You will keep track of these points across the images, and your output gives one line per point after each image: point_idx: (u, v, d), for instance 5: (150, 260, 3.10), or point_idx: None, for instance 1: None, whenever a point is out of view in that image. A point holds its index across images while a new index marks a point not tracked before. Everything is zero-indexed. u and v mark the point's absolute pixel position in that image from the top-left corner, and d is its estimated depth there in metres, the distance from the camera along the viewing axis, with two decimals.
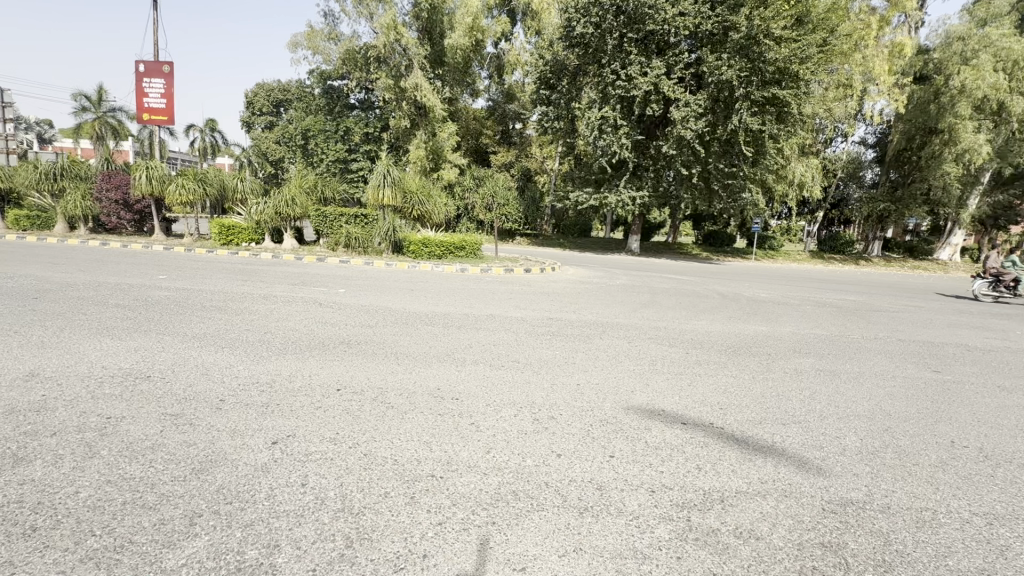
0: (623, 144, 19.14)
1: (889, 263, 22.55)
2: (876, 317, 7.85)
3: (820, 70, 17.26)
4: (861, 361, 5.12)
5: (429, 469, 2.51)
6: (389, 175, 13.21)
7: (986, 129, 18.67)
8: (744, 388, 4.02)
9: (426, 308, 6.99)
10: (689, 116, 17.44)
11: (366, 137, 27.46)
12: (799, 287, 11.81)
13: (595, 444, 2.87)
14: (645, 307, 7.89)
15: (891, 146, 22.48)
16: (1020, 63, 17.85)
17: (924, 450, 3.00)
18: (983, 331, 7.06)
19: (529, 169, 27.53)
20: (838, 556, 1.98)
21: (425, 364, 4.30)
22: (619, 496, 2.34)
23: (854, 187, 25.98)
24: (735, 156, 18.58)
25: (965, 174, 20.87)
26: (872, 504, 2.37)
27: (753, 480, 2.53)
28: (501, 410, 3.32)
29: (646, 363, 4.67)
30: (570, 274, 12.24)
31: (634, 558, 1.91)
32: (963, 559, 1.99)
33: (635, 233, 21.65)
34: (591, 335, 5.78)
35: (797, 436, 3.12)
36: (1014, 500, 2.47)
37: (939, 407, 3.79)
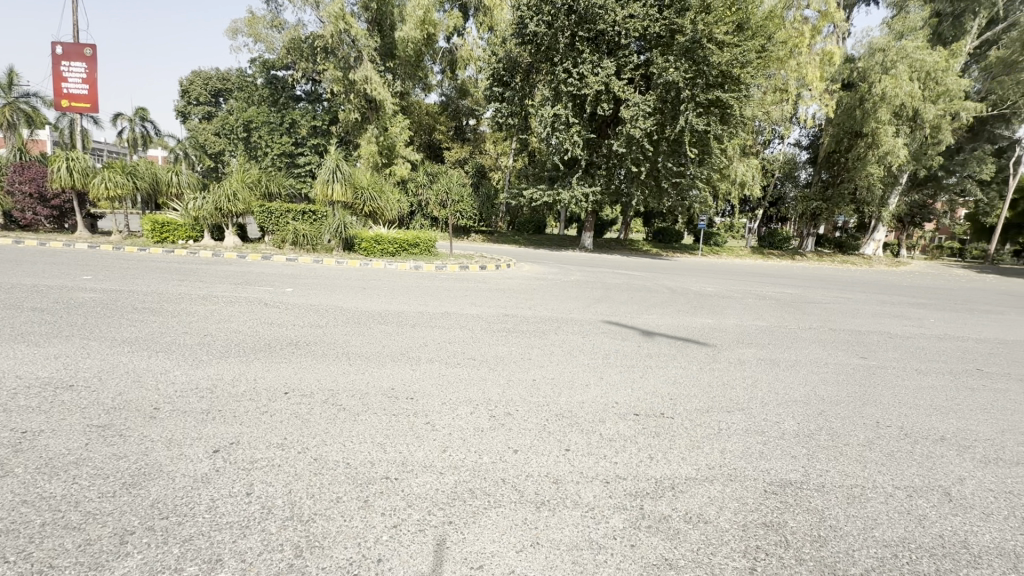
0: (576, 142, 19.39)
1: (821, 258, 24.10)
2: (810, 309, 8.39)
3: (759, 75, 18.13)
4: (798, 349, 5.45)
5: (383, 471, 2.45)
6: (339, 170, 12.83)
7: (904, 133, 20.29)
8: (693, 378, 4.19)
9: (379, 306, 6.82)
10: (638, 115, 17.92)
11: (314, 131, 26.50)
12: (743, 281, 12.41)
13: (550, 438, 2.91)
14: (598, 302, 8.05)
15: (823, 148, 23.94)
16: (932, 75, 19.63)
17: (853, 431, 3.23)
18: (902, 319, 7.71)
19: (483, 166, 27.43)
20: (779, 535, 2.09)
21: (379, 364, 4.19)
22: (575, 488, 2.37)
23: (789, 185, 27.54)
24: (683, 156, 19.27)
25: (887, 176, 22.62)
26: (808, 483, 2.52)
27: (701, 466, 2.64)
28: (457, 408, 3.29)
29: (600, 357, 4.75)
30: (525, 271, 12.31)
31: (589, 549, 1.94)
32: (886, 530, 2.15)
33: (589, 230, 22.05)
34: (546, 331, 5.83)
35: (741, 422, 3.28)
36: (930, 473, 2.70)
37: (866, 391, 4.09)
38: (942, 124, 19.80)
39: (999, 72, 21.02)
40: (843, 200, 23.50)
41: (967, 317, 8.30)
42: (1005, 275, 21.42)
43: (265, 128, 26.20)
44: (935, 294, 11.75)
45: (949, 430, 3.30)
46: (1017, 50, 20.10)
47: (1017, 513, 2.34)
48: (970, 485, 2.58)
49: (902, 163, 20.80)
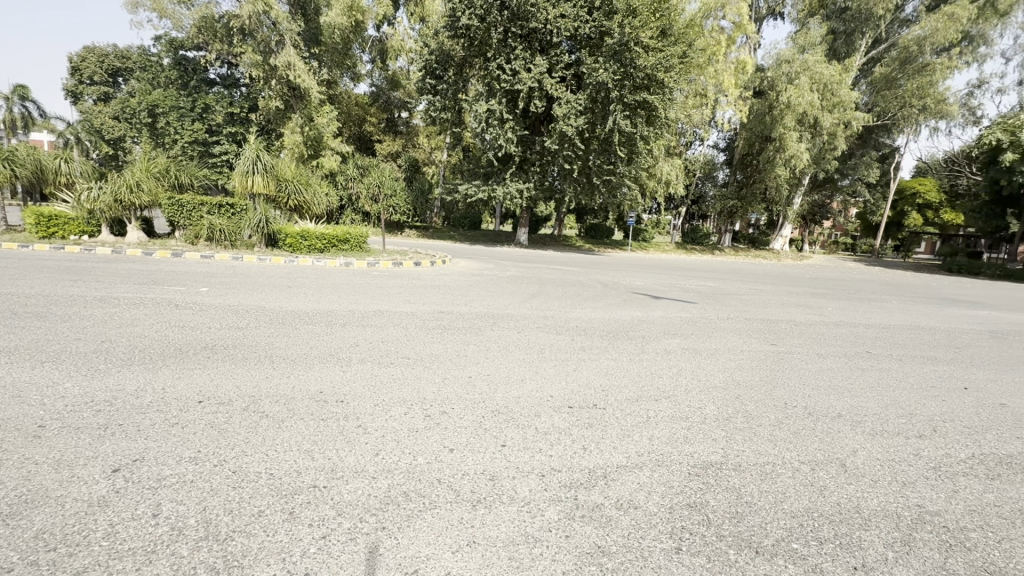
0: (510, 138, 19.52)
1: (736, 253, 26.01)
2: (727, 300, 9.02)
3: (682, 80, 19.08)
4: (717, 338, 5.84)
5: (310, 480, 2.32)
6: (260, 161, 12.08)
7: (806, 139, 22.26)
8: (623, 369, 4.36)
9: (306, 306, 6.48)
10: (571, 113, 18.34)
11: (231, 118, 24.73)
12: (668, 275, 13.09)
13: (487, 435, 2.90)
14: (534, 297, 8.16)
15: (737, 150, 25.76)
16: (829, 86, 21.70)
17: (765, 412, 3.51)
18: (805, 309, 8.50)
19: (416, 160, 26.95)
20: (701, 514, 2.22)
21: (306, 366, 3.98)
22: (511, 484, 2.38)
23: (708, 185, 29.44)
24: (613, 154, 19.96)
25: (792, 178, 24.80)
26: (727, 464, 2.70)
27: (632, 454, 2.74)
28: (390, 409, 3.20)
29: (535, 351, 4.83)
30: (461, 267, 12.21)
31: (525, 543, 1.95)
32: (794, 502, 2.35)
33: (523, 226, 22.31)
34: (482, 326, 5.82)
35: (667, 410, 3.45)
36: (830, 447, 2.99)
37: (776, 375, 4.46)
38: (838, 132, 22.00)
39: (881, 87, 23.69)
40: (755, 198, 25.58)
41: (856, 305, 9.32)
42: (887, 267, 24.30)
43: (173, 113, 24.02)
44: (831, 285, 13.09)
45: (843, 407, 3.68)
46: (896, 68, 22.74)
47: (899, 478, 2.65)
48: (862, 456, 2.88)
49: (805, 167, 22.87)
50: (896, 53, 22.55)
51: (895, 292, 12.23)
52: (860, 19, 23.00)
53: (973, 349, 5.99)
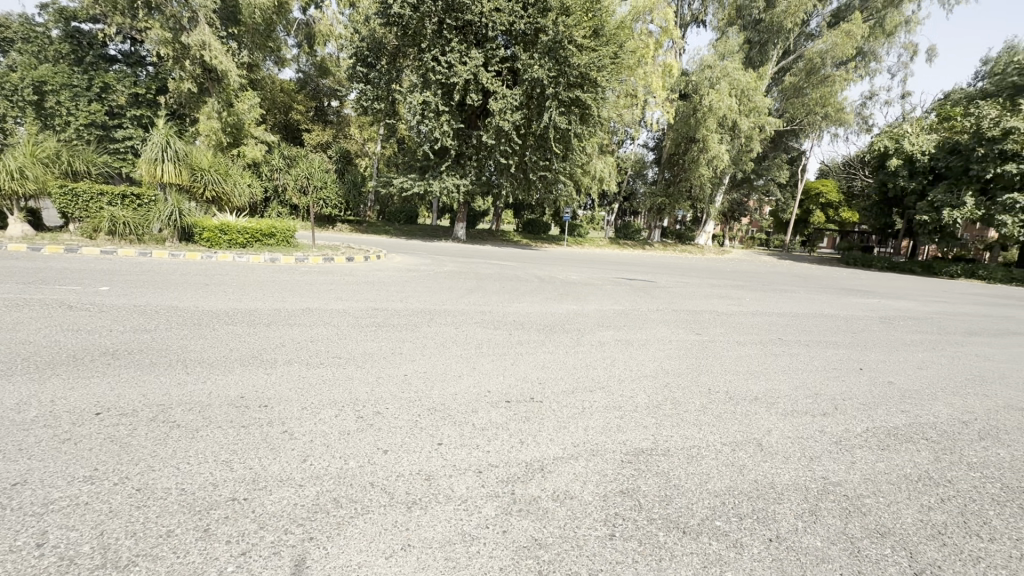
0: (446, 132, 19.26)
1: (665, 247, 27.34)
2: (657, 292, 9.46)
3: (614, 80, 19.63)
4: (648, 329, 6.10)
5: (229, 493, 2.15)
6: (170, 147, 11.04)
7: (726, 141, 23.74)
8: (559, 361, 4.44)
9: (226, 305, 6.02)
10: (507, 108, 18.39)
11: (136, 99, 22.42)
12: (602, 269, 13.51)
13: (423, 433, 2.83)
14: (472, 292, 8.12)
15: (665, 149, 27.00)
16: (746, 92, 23.27)
17: (690, 398, 3.70)
18: (726, 300, 9.09)
19: (347, 151, 25.93)
20: (633, 500, 2.29)
21: (225, 370, 3.69)
22: (448, 482, 2.34)
23: (639, 182, 30.69)
24: (548, 150, 20.21)
25: (715, 177, 26.39)
26: (656, 450, 2.82)
27: (567, 445, 2.79)
28: (320, 412, 3.04)
29: (473, 347, 4.79)
30: (396, 262, 11.87)
31: (462, 542, 1.92)
32: (717, 482, 2.50)
33: (461, 222, 22.15)
34: (418, 323, 5.69)
35: (602, 400, 3.54)
36: (748, 428, 3.21)
37: (701, 362, 4.72)
38: (754, 135, 23.69)
39: (791, 94, 25.74)
40: (681, 196, 26.92)
41: (770, 295, 10.10)
42: (795, 261, 26.56)
43: (64, 91, 21.38)
44: (748, 277, 14.14)
45: (759, 391, 3.96)
46: (802, 78, 24.79)
47: (807, 453, 2.89)
48: (776, 435, 3.12)
49: (725, 167, 24.42)
50: (802, 64, 24.57)
51: (802, 283, 13.41)
52: (772, 30, 24.87)
53: (867, 333, 6.70)
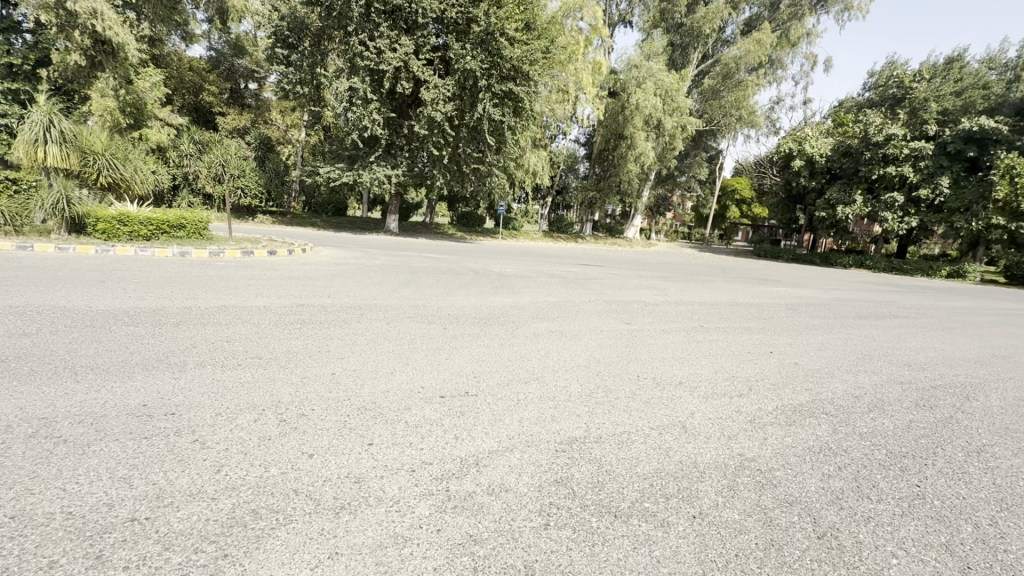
0: (375, 120, 18.54)
1: (596, 241, 28.21)
2: (588, 284, 9.73)
3: (546, 74, 19.83)
4: (580, 320, 6.25)
5: (127, 513, 1.93)
6: (55, 126, 9.70)
7: (652, 138, 24.84)
8: (494, 354, 4.43)
9: (127, 304, 5.41)
10: (439, 98, 18.10)
11: (10, 71, 19.58)
12: (537, 262, 13.65)
13: (352, 435, 2.70)
14: (404, 286, 7.91)
15: (595, 145, 27.78)
16: (669, 93, 24.46)
17: (621, 385, 3.84)
18: (652, 290, 9.54)
19: (268, 137, 24.34)
20: (567, 488, 2.33)
21: (124, 377, 3.31)
22: (379, 484, 2.25)
23: (571, 177, 31.39)
24: (482, 142, 20.09)
25: (642, 174, 27.56)
26: (589, 438, 2.88)
27: (503, 438, 2.78)
28: (237, 418, 2.81)
29: (406, 342, 4.66)
30: (323, 256, 11.30)
31: (394, 544, 1.85)
32: (646, 465, 2.60)
33: (393, 214, 21.56)
34: (347, 319, 5.45)
35: (536, 391, 3.57)
36: (674, 412, 3.37)
37: (630, 351, 4.91)
38: (677, 134, 24.95)
39: (709, 96, 27.39)
40: (611, 191, 27.88)
41: (692, 285, 10.73)
42: (714, 254, 28.44)
43: None
44: (672, 269, 14.94)
45: (682, 375, 4.20)
46: (720, 82, 26.45)
47: (725, 433, 3.08)
48: (698, 417, 3.30)
49: (652, 163, 25.56)
50: (719, 68, 26.24)
51: (721, 274, 14.34)
52: (693, 35, 26.31)
53: (776, 319, 7.30)
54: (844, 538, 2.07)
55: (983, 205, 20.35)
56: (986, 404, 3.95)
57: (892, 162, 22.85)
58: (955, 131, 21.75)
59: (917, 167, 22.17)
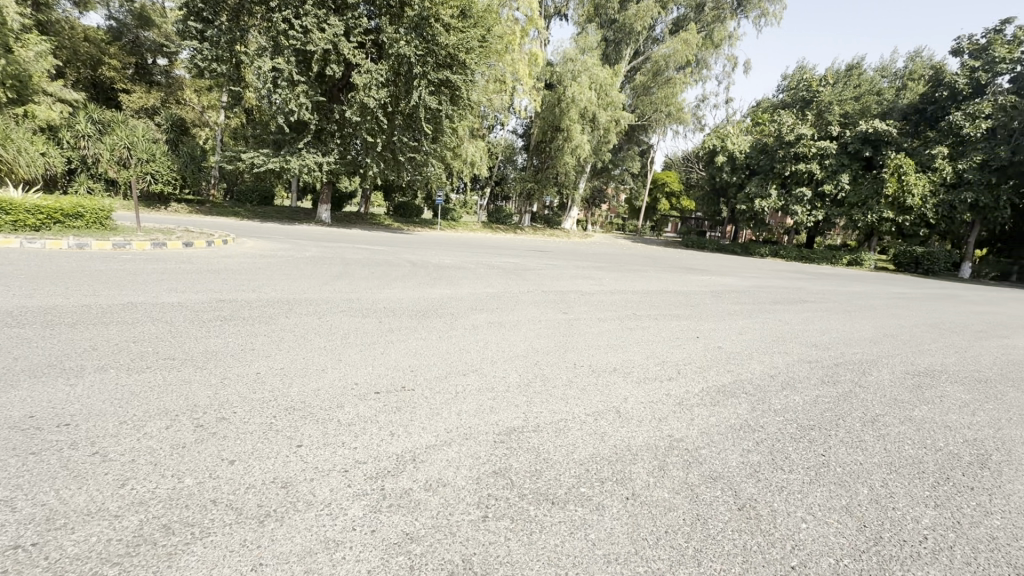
0: (303, 104, 17.57)
1: (535, 232, 28.50)
2: (526, 275, 9.81)
3: (482, 64, 19.61)
4: (519, 310, 6.29)
5: (10, 540, 1.70)
6: None
7: (588, 131, 25.38)
8: (432, 347, 4.36)
9: (10, 302, 4.78)
10: (372, 83, 17.44)
11: None
12: (475, 253, 13.57)
13: (278, 437, 2.55)
14: (337, 279, 7.58)
15: (533, 137, 27.99)
16: (604, 87, 25.09)
17: (558, 374, 3.91)
18: (588, 280, 9.78)
19: (183, 119, 22.43)
20: (506, 479, 2.33)
21: (6, 386, 2.92)
22: (309, 487, 2.14)
23: (509, 168, 31.42)
24: (417, 131, 19.62)
25: (579, 166, 28.08)
26: (527, 427, 2.90)
27: (440, 432, 2.74)
28: (146, 426, 2.56)
29: (338, 337, 4.47)
30: (247, 247, 10.60)
31: (325, 550, 1.77)
32: (582, 451, 2.65)
33: (325, 203, 20.61)
34: (274, 315, 5.14)
35: (475, 383, 3.55)
36: (608, 397, 3.48)
37: (568, 340, 5.00)
38: (611, 128, 25.69)
39: (640, 92, 28.32)
40: (549, 182, 28.28)
41: (626, 275, 11.13)
42: (646, 244, 29.68)
43: None
44: (606, 260, 15.42)
45: (616, 362, 4.34)
46: (650, 78, 27.48)
47: (656, 415, 3.23)
48: (631, 401, 3.43)
49: (587, 156, 26.12)
50: (650, 65, 27.25)
51: (652, 264, 14.96)
52: (625, 32, 27.14)
53: (702, 305, 7.74)
54: (761, 508, 2.23)
55: (876, 200, 22.70)
56: (878, 378, 4.42)
57: (801, 159, 24.76)
58: (854, 133, 24.03)
59: (823, 165, 24.28)
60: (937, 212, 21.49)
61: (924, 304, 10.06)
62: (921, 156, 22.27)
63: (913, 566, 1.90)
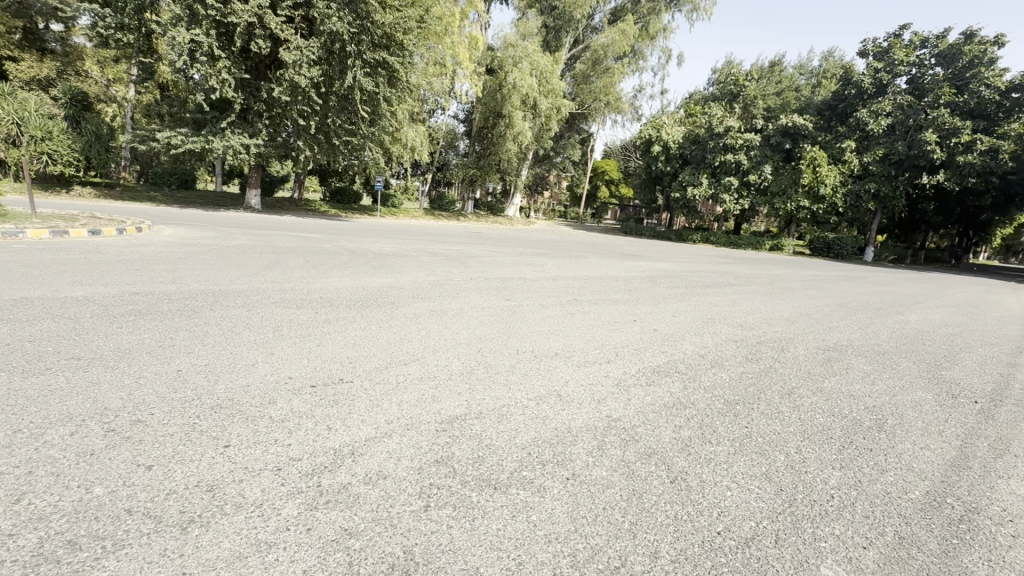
0: (225, 81, 16.34)
1: (478, 219, 28.32)
2: (469, 262, 9.74)
3: (420, 45, 19.02)
4: (461, 298, 6.24)
5: None
6: None
7: (529, 118, 25.38)
8: (372, 337, 4.24)
9: None
10: (302, 61, 16.43)
11: None
12: (417, 240, 13.29)
13: (203, 437, 2.39)
14: (267, 269, 7.17)
15: (474, 122, 27.65)
16: (544, 74, 25.14)
17: (501, 360, 3.93)
18: (531, 267, 9.87)
19: (84, 93, 20.20)
20: (448, 467, 2.32)
21: None
22: (237, 489, 2.03)
23: (451, 154, 30.91)
24: (353, 114, 18.79)
25: (521, 153, 28.07)
26: (469, 415, 2.90)
27: (380, 424, 2.68)
28: (46, 434, 2.31)
29: (270, 330, 4.23)
30: (165, 235, 9.78)
31: (256, 553, 1.68)
32: (524, 436, 2.69)
33: (254, 188, 19.39)
34: (197, 308, 4.78)
35: (416, 372, 3.51)
36: (550, 382, 3.55)
37: (510, 326, 5.04)
38: (551, 115, 25.85)
39: (580, 81, 28.69)
40: (491, 168, 28.11)
41: (567, 261, 11.34)
42: (586, 231, 30.34)
43: None
44: (548, 246, 15.62)
45: (558, 347, 4.43)
46: (590, 67, 27.87)
47: (595, 397, 3.34)
48: (572, 384, 3.52)
49: (529, 143, 26.15)
50: (589, 54, 27.63)
51: (592, 250, 15.33)
52: (564, 19, 27.31)
53: (639, 290, 8.02)
54: (691, 479, 2.37)
55: (794, 189, 24.47)
56: (794, 353, 4.80)
57: (729, 150, 26.14)
58: (775, 126, 25.69)
59: (749, 156, 25.78)
60: (846, 202, 23.59)
61: (833, 285, 11.04)
62: (833, 149, 24.23)
63: (820, 523, 2.10)
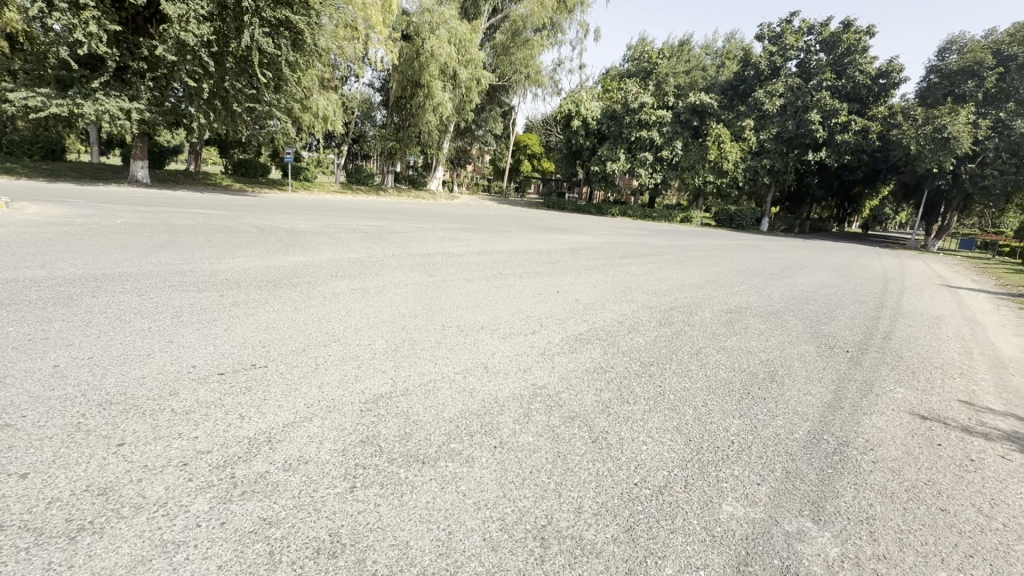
0: (95, 35, 14.22)
1: (399, 193, 27.32)
2: (390, 238, 9.41)
3: (328, 5, 17.59)
4: (384, 275, 6.03)
5: None
6: None
7: (449, 88, 24.57)
8: (287, 319, 3.99)
9: None
10: (189, 15, 14.61)
11: None
12: (334, 216, 12.58)
13: (91, 438, 2.14)
14: (161, 249, 6.46)
15: (391, 92, 26.33)
16: (463, 43, 24.43)
17: (426, 336, 3.87)
18: (455, 241, 9.72)
19: None
20: (373, 446, 2.27)
21: None
22: (135, 489, 1.85)
23: (367, 124, 29.31)
24: (254, 77, 17.11)
25: (442, 124, 27.21)
26: (395, 393, 2.84)
27: (299, 409, 2.55)
28: None
29: (167, 317, 3.84)
30: (31, 213, 8.48)
31: (163, 554, 1.56)
32: (452, 410, 2.69)
33: (139, 157, 17.23)
34: (78, 295, 4.22)
35: (337, 353, 3.37)
36: (476, 354, 3.57)
37: (435, 302, 4.97)
38: (471, 87, 25.31)
39: (500, 52, 28.16)
40: (411, 141, 27.10)
41: (491, 236, 11.34)
42: (510, 205, 30.44)
43: None
44: (472, 221, 15.46)
45: (484, 320, 4.45)
46: (509, 38, 27.46)
47: (521, 366, 3.42)
48: (498, 356, 3.57)
49: (449, 115, 25.38)
50: (508, 25, 27.25)
51: (516, 224, 15.40)
52: None
53: (561, 263, 8.23)
54: (611, 438, 2.51)
55: (701, 165, 26.18)
56: (702, 316, 5.21)
57: (644, 126, 27.15)
58: (684, 104, 27.07)
59: (661, 132, 27.03)
60: (745, 176, 25.63)
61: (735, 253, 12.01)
62: (735, 127, 26.04)
63: (722, 466, 2.32)
